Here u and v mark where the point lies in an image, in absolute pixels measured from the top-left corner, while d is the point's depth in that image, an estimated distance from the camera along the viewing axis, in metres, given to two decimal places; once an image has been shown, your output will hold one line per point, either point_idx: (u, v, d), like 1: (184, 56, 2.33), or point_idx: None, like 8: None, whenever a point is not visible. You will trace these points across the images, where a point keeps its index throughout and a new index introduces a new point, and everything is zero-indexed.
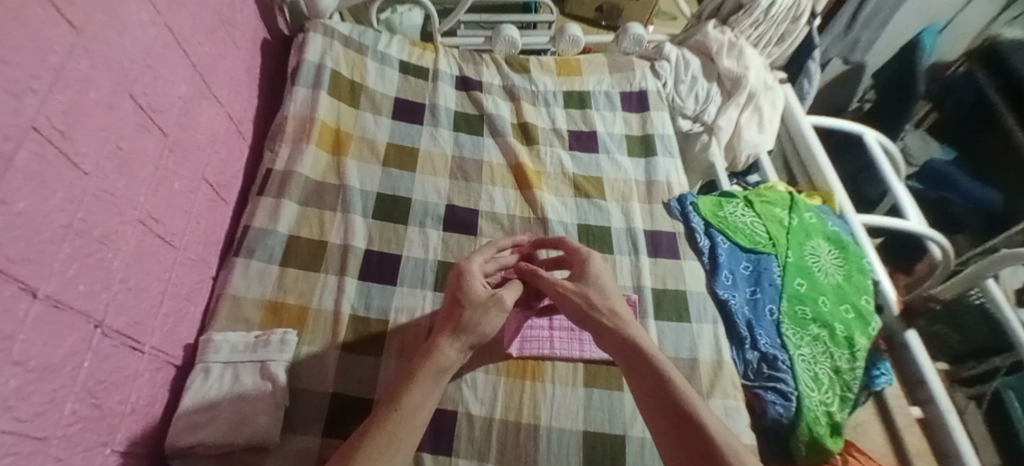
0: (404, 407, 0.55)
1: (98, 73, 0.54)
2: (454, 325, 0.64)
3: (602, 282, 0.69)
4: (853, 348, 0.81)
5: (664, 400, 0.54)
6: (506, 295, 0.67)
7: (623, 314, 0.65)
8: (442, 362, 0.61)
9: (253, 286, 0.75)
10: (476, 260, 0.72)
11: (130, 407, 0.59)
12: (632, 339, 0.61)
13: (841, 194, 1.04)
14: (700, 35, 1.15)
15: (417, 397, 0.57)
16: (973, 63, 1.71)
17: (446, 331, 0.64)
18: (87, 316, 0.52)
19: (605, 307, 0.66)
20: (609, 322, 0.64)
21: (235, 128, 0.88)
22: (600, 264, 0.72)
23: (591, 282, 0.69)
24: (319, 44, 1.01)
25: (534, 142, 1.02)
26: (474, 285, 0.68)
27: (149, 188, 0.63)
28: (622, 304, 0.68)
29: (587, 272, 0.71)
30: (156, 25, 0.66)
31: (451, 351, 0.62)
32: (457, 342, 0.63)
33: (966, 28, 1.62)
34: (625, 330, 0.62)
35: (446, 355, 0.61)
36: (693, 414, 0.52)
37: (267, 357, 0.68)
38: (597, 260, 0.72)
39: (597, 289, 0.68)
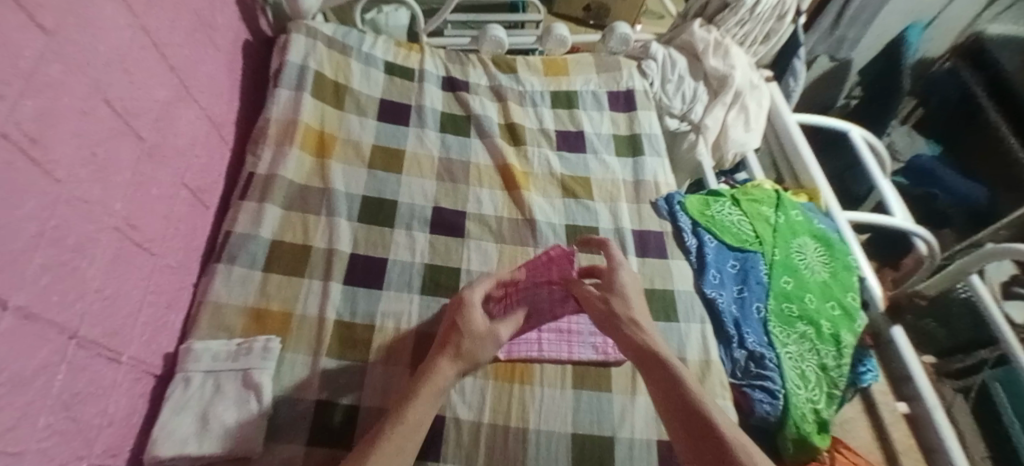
0: (410, 415, 0.54)
1: (71, 78, 0.53)
2: (457, 349, 0.60)
3: (629, 292, 0.65)
4: (839, 345, 0.82)
5: (678, 407, 0.52)
6: (503, 329, 0.63)
7: (643, 321, 0.62)
8: (439, 384, 0.58)
9: (235, 292, 0.74)
10: (475, 287, 0.67)
11: (108, 419, 0.57)
12: (650, 346, 0.58)
13: (827, 191, 1.05)
14: (686, 35, 1.15)
15: (423, 410, 0.55)
16: (957, 60, 1.72)
17: (449, 355, 0.60)
18: (61, 327, 0.50)
19: (626, 313, 0.62)
20: (628, 328, 0.61)
21: (216, 131, 0.86)
22: (630, 274, 0.68)
23: (618, 291, 0.65)
24: (302, 45, 1.00)
25: (521, 143, 1.02)
26: (471, 316, 0.63)
27: (125, 194, 0.61)
28: (646, 316, 0.64)
29: (614, 280, 0.67)
30: (132, 28, 0.64)
31: (450, 373, 0.59)
32: (456, 366, 0.59)
33: (950, 26, 1.62)
34: (644, 335, 0.60)
35: (442, 374, 0.58)
36: (709, 421, 0.50)
37: (249, 365, 0.67)
38: (626, 271, 0.68)
39: (623, 298, 0.64)
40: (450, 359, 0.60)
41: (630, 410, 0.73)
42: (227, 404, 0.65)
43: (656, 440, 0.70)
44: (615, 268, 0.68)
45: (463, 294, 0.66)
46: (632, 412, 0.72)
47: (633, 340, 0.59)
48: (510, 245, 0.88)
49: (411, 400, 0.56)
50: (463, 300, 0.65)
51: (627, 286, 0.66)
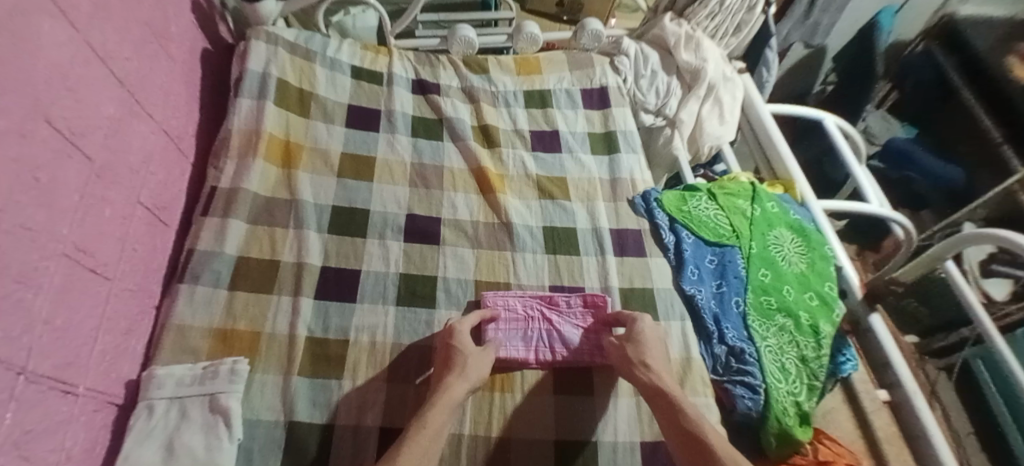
0: (427, 424, 0.58)
1: (8, 99, 0.49)
2: (458, 366, 0.66)
3: (651, 339, 0.70)
4: (818, 336, 0.82)
5: (683, 434, 0.58)
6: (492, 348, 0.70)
7: (656, 364, 0.67)
8: (453, 399, 0.61)
9: (199, 313, 0.72)
10: (464, 318, 0.73)
11: (67, 455, 0.54)
12: (657, 384, 0.64)
13: (801, 181, 1.05)
14: (657, 29, 1.14)
15: (437, 416, 0.59)
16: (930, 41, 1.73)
17: (453, 373, 0.65)
18: (9, 363, 0.47)
19: (638, 358, 0.68)
20: (642, 372, 0.66)
21: (174, 145, 0.83)
22: (652, 324, 0.72)
23: (636, 340, 0.70)
24: (263, 52, 0.97)
25: (496, 145, 1.00)
26: (462, 345, 0.69)
27: (74, 218, 0.58)
28: (661, 357, 0.69)
29: (636, 329, 0.71)
30: (74, 43, 0.61)
31: (460, 391, 0.63)
32: (465, 382, 0.64)
33: (923, 8, 1.62)
34: (654, 374, 0.66)
35: (454, 391, 0.62)
36: (708, 445, 0.56)
37: (216, 388, 0.65)
38: (650, 322, 0.72)
39: (641, 342, 0.70)
40: (455, 376, 0.65)
41: (613, 411, 0.72)
42: (195, 431, 0.62)
43: (639, 442, 0.70)
44: (634, 318, 0.73)
45: (452, 326, 0.71)
46: (613, 416, 0.71)
47: (649, 381, 0.65)
48: (487, 250, 0.86)
49: (429, 410, 0.60)
50: (452, 331, 0.70)
51: (649, 331, 0.71)
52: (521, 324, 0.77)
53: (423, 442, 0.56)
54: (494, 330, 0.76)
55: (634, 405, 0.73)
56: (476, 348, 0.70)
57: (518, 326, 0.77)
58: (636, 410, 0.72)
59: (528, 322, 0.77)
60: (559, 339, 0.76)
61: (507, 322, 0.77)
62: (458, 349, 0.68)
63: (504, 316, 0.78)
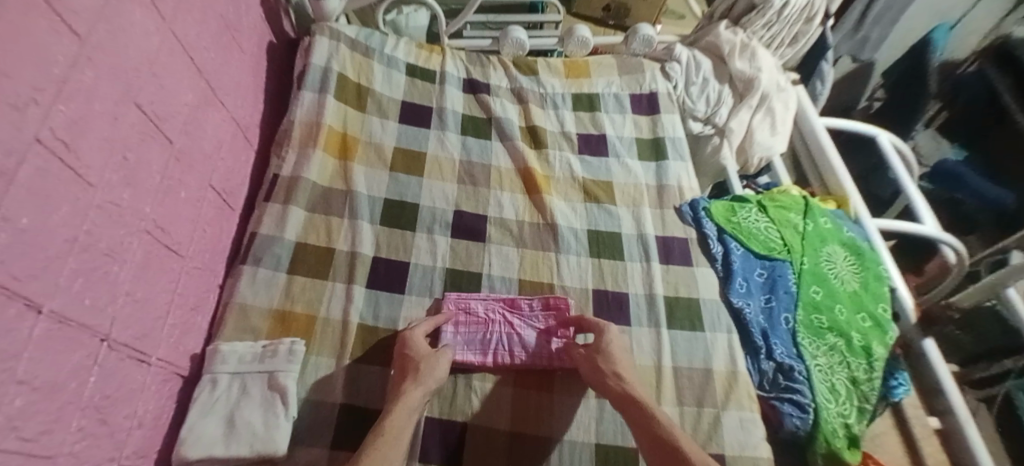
0: (387, 424, 0.59)
1: (102, 83, 0.53)
2: (414, 371, 0.66)
3: (617, 346, 0.70)
4: (870, 358, 0.79)
5: (657, 441, 0.59)
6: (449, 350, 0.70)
7: (627, 375, 0.67)
8: (409, 406, 0.61)
9: (260, 294, 0.76)
10: (416, 326, 0.73)
11: (138, 422, 0.58)
12: (628, 392, 0.64)
13: (856, 197, 1.02)
14: (712, 36, 1.12)
15: (399, 418, 0.60)
16: (984, 61, 1.62)
17: (406, 378, 0.65)
18: (94, 331, 0.51)
19: (610, 369, 0.67)
20: (617, 378, 0.66)
21: (241, 133, 0.87)
22: (617, 335, 0.72)
23: (604, 350, 0.69)
24: (325, 47, 1.00)
25: (543, 146, 1.01)
26: (416, 351, 0.68)
27: (155, 198, 0.62)
28: (629, 365, 0.69)
29: (602, 339, 0.71)
30: (161, 32, 0.64)
31: (417, 395, 0.63)
32: (421, 388, 0.64)
33: (978, 25, 1.53)
34: (623, 384, 0.65)
35: (411, 398, 0.62)
36: (680, 449, 0.57)
37: (275, 367, 0.69)
38: (614, 331, 0.72)
39: (613, 351, 0.69)
40: (411, 387, 0.64)
41: None
42: (253, 407, 0.66)
43: None
44: (601, 328, 0.72)
45: (406, 335, 0.71)
46: None
47: (617, 387, 0.65)
48: (531, 250, 0.87)
49: (393, 408, 0.61)
50: (405, 340, 0.70)
51: (615, 343, 0.71)
52: (481, 327, 0.77)
53: (395, 427, 0.59)
54: (451, 333, 0.76)
55: (678, 414, 0.72)
56: (431, 351, 0.69)
57: (476, 330, 0.77)
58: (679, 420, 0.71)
59: (488, 325, 0.77)
60: (519, 342, 0.76)
61: (467, 325, 0.77)
62: (412, 356, 0.68)
63: (465, 318, 0.77)
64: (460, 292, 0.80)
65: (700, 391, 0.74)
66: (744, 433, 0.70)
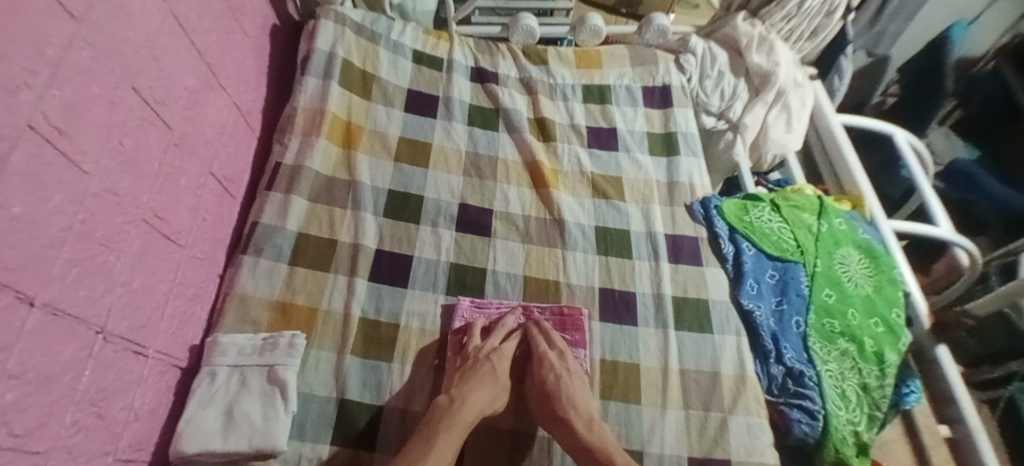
0: (461, 417, 0.63)
1: (99, 66, 0.51)
2: (495, 371, 0.69)
3: (569, 380, 0.68)
4: (882, 365, 0.77)
5: None
6: (506, 349, 0.73)
7: (578, 401, 0.67)
8: (474, 414, 0.64)
9: (261, 285, 0.74)
10: (507, 341, 0.74)
11: (135, 414, 0.57)
12: (573, 433, 0.64)
13: (871, 198, 1.00)
14: (728, 28, 1.09)
15: (471, 414, 0.63)
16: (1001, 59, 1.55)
17: (486, 377, 0.68)
18: (88, 322, 0.50)
19: (563, 392, 0.67)
20: (565, 410, 0.66)
21: (243, 119, 0.85)
22: (563, 367, 0.70)
23: (552, 390, 0.67)
24: (330, 31, 0.97)
25: (550, 138, 0.98)
26: (497, 367, 0.70)
27: (154, 186, 0.60)
28: (586, 396, 0.68)
29: (545, 376, 0.69)
30: (162, 13, 0.62)
31: (483, 399, 0.66)
32: (486, 401, 0.66)
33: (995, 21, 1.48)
34: (571, 422, 0.65)
35: (479, 400, 0.65)
36: None
37: (275, 360, 0.68)
38: (556, 359, 0.71)
39: (562, 388, 0.67)
40: (484, 385, 0.67)
41: (659, 423, 0.69)
42: (253, 400, 0.66)
43: (686, 457, 0.68)
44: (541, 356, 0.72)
45: (496, 347, 0.73)
46: (663, 426, 0.69)
47: (566, 423, 0.65)
48: (537, 246, 0.84)
49: (467, 397, 0.65)
50: (495, 350, 0.72)
51: (562, 373, 0.69)
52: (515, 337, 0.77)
53: (460, 428, 0.62)
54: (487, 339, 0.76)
55: (683, 419, 0.70)
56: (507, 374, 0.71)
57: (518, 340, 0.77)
58: (685, 424, 0.70)
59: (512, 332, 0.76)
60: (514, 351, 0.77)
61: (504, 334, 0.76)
62: (493, 368, 0.69)
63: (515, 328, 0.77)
64: (475, 300, 0.78)
65: (708, 395, 0.72)
66: (750, 438, 0.69)
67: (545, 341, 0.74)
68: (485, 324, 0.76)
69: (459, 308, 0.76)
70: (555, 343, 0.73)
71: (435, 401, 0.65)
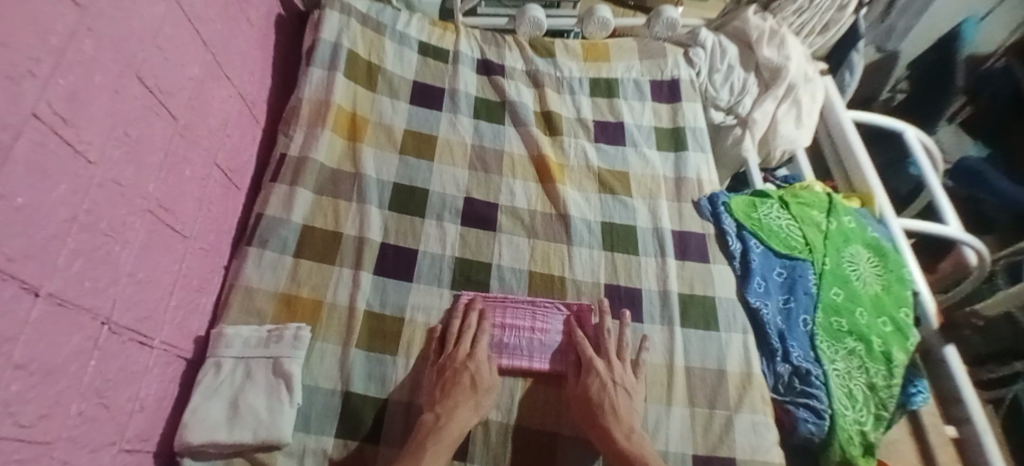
0: (446, 434, 0.62)
1: (103, 55, 0.50)
2: (474, 382, 0.67)
3: (615, 390, 0.67)
4: (890, 364, 0.76)
5: None
6: (479, 352, 0.70)
7: (621, 409, 0.66)
8: (460, 430, 0.63)
9: (266, 277, 0.74)
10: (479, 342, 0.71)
11: (140, 405, 0.57)
12: (618, 444, 0.63)
13: (881, 195, 0.98)
14: (739, 22, 1.07)
15: (455, 431, 0.62)
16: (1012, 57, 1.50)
17: (465, 387, 0.66)
18: (94, 313, 0.50)
19: (605, 402, 0.66)
20: (605, 419, 0.65)
21: (249, 110, 0.85)
22: (608, 377, 0.68)
23: (602, 394, 0.67)
24: (336, 21, 0.96)
25: (557, 132, 0.97)
26: (479, 377, 0.68)
27: (159, 176, 0.60)
28: (629, 405, 0.67)
29: (587, 383, 0.68)
30: (166, 2, 0.61)
31: (466, 414, 0.64)
32: (472, 415, 0.65)
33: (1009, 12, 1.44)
34: (615, 433, 0.64)
35: (462, 419, 0.64)
36: None
37: (280, 353, 0.68)
38: (603, 368, 0.69)
39: (606, 396, 0.66)
40: (468, 399, 0.65)
41: (664, 421, 0.69)
42: (258, 392, 0.66)
43: (691, 455, 0.67)
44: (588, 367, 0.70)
45: (471, 353, 0.70)
46: (667, 425, 0.69)
47: (604, 430, 0.64)
48: (543, 241, 0.84)
49: (452, 412, 0.64)
50: (470, 355, 0.70)
51: (607, 382, 0.68)
52: (528, 333, 0.75)
53: (445, 447, 0.61)
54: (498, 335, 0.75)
55: (689, 416, 0.70)
56: (489, 378, 0.69)
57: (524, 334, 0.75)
58: (690, 422, 0.69)
59: (507, 329, 0.75)
60: (541, 348, 0.74)
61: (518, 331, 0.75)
62: (475, 378, 0.67)
63: (511, 321, 0.76)
64: (478, 293, 0.77)
65: (713, 391, 0.72)
66: (756, 436, 0.69)
67: (596, 348, 0.72)
68: (458, 328, 0.72)
69: (463, 305, 0.75)
70: (605, 352, 0.72)
71: (421, 419, 0.64)
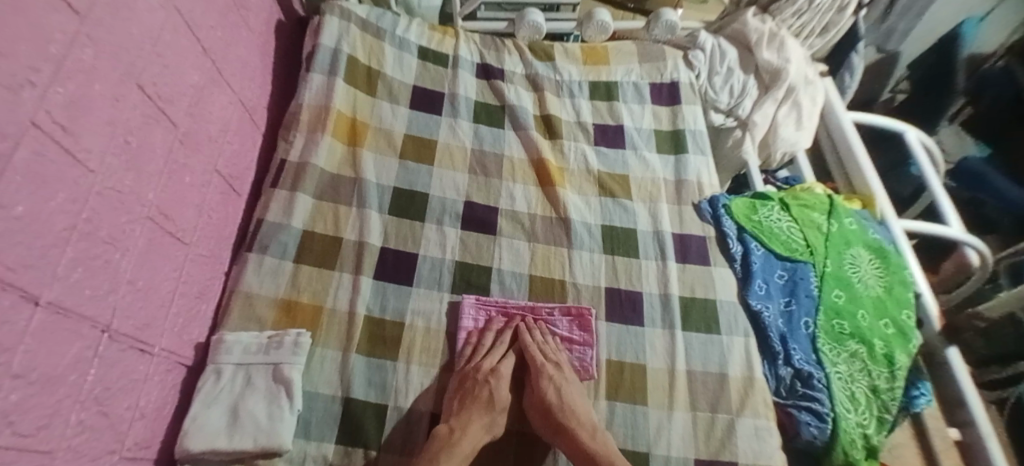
0: (461, 447, 0.63)
1: (103, 62, 0.50)
2: (492, 397, 0.69)
3: (565, 391, 0.69)
4: (892, 367, 0.76)
5: None
6: (503, 368, 0.72)
7: (579, 409, 0.67)
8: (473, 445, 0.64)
9: (266, 283, 0.74)
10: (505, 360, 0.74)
11: (140, 412, 0.57)
12: (583, 444, 0.64)
13: (882, 197, 0.98)
14: (738, 24, 1.07)
15: (470, 445, 0.64)
16: (1012, 58, 1.52)
17: (482, 402, 0.68)
18: (93, 321, 0.50)
19: (563, 404, 0.67)
20: (565, 420, 0.66)
21: (249, 116, 0.85)
22: (564, 380, 0.70)
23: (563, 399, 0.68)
24: (335, 27, 0.97)
25: (557, 136, 0.97)
26: (497, 393, 0.70)
27: (158, 184, 0.60)
28: (586, 405, 0.69)
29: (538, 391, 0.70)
30: (165, 9, 0.62)
31: (478, 429, 0.66)
32: (482, 431, 0.66)
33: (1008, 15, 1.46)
34: (580, 433, 0.65)
35: (476, 434, 0.65)
36: None
37: (281, 359, 0.68)
38: (552, 371, 0.71)
39: (563, 401, 0.67)
40: (482, 416, 0.67)
41: (665, 426, 0.69)
42: (258, 398, 0.65)
43: (693, 459, 0.67)
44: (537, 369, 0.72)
45: (496, 367, 0.72)
46: (669, 429, 0.68)
47: (569, 432, 0.65)
48: (543, 245, 0.84)
49: (466, 429, 0.65)
50: (494, 370, 0.71)
51: (560, 384, 0.69)
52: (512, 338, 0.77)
53: (458, 461, 0.62)
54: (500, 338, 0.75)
55: (690, 421, 0.70)
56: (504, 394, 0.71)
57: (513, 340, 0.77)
58: (693, 425, 0.69)
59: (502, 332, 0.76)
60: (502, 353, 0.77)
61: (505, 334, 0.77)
62: (494, 395, 0.69)
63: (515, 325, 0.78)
64: (479, 297, 0.77)
65: (715, 396, 0.71)
66: (758, 441, 0.68)
67: (540, 353, 0.74)
68: (490, 342, 0.74)
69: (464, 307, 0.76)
70: (549, 356, 0.74)
71: (435, 430, 0.65)
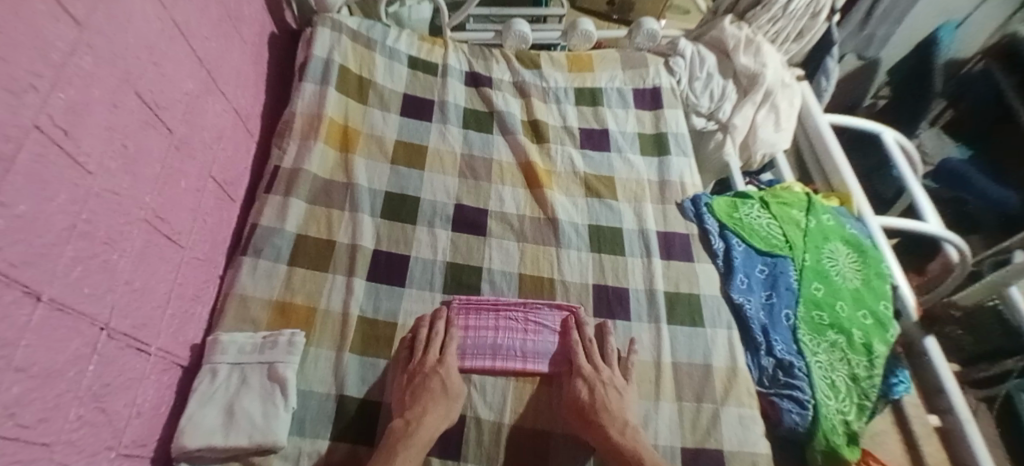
0: (419, 436, 0.63)
1: (101, 70, 0.52)
2: (445, 386, 0.68)
3: (606, 391, 0.69)
4: (871, 355, 0.78)
5: None
6: (449, 358, 0.71)
7: (615, 407, 0.68)
8: (431, 433, 0.64)
9: (261, 285, 0.76)
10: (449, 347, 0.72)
11: (137, 411, 0.59)
12: (614, 441, 0.65)
13: (859, 194, 1.02)
14: (716, 31, 1.11)
15: (428, 433, 0.64)
16: (990, 60, 1.57)
17: (437, 393, 0.67)
18: (92, 319, 0.51)
19: (600, 401, 0.68)
20: (599, 416, 0.67)
21: (242, 124, 0.87)
22: (608, 387, 0.70)
23: (603, 403, 0.68)
24: (327, 38, 1.00)
25: (544, 140, 1.00)
26: (448, 381, 0.69)
27: (154, 188, 0.62)
28: (621, 402, 0.69)
29: (575, 389, 0.70)
30: (161, 20, 0.64)
31: (435, 422, 0.65)
32: (440, 420, 0.65)
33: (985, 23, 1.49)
34: (612, 430, 0.66)
35: (433, 422, 0.65)
36: None
37: (275, 358, 0.69)
38: (590, 369, 0.72)
39: (597, 398, 0.68)
40: (438, 405, 0.66)
41: (654, 417, 0.71)
42: (253, 397, 0.67)
43: (680, 448, 0.69)
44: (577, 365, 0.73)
45: (441, 359, 0.71)
46: (656, 419, 0.71)
47: (600, 429, 0.66)
48: (532, 245, 0.86)
49: (422, 418, 0.65)
50: (439, 359, 0.71)
51: (595, 386, 0.69)
52: (492, 332, 0.76)
53: (416, 451, 0.62)
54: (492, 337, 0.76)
55: (676, 410, 0.72)
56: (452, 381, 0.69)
57: (487, 334, 0.76)
58: (678, 416, 0.71)
59: (499, 330, 0.76)
60: (534, 349, 0.75)
61: (511, 330, 0.76)
62: (444, 381, 0.69)
63: (506, 323, 0.77)
64: (469, 296, 0.79)
65: (700, 387, 0.73)
66: (743, 429, 0.70)
67: (584, 354, 0.74)
68: (426, 335, 0.73)
69: (452, 306, 0.77)
70: (592, 357, 0.73)
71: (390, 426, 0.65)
